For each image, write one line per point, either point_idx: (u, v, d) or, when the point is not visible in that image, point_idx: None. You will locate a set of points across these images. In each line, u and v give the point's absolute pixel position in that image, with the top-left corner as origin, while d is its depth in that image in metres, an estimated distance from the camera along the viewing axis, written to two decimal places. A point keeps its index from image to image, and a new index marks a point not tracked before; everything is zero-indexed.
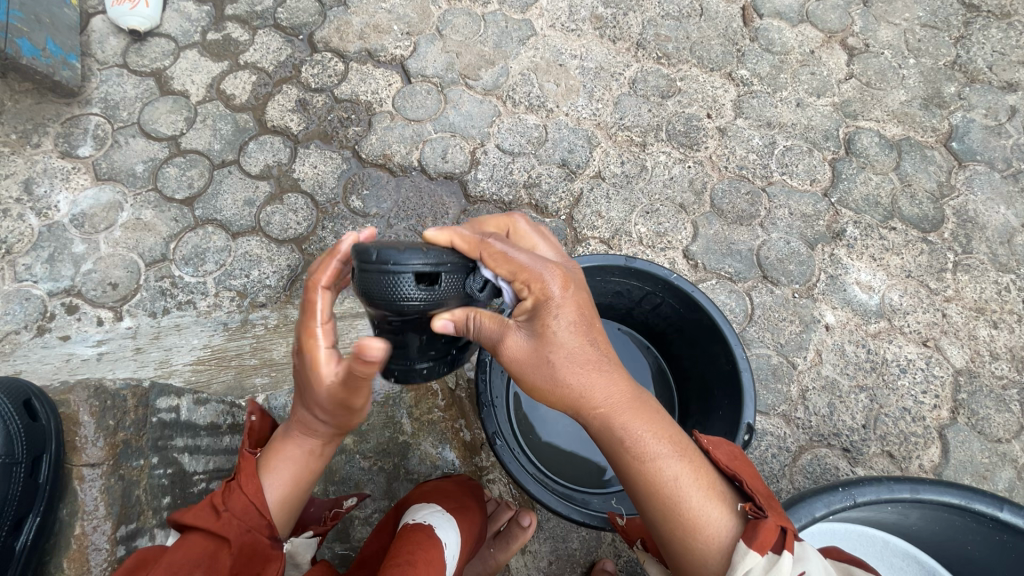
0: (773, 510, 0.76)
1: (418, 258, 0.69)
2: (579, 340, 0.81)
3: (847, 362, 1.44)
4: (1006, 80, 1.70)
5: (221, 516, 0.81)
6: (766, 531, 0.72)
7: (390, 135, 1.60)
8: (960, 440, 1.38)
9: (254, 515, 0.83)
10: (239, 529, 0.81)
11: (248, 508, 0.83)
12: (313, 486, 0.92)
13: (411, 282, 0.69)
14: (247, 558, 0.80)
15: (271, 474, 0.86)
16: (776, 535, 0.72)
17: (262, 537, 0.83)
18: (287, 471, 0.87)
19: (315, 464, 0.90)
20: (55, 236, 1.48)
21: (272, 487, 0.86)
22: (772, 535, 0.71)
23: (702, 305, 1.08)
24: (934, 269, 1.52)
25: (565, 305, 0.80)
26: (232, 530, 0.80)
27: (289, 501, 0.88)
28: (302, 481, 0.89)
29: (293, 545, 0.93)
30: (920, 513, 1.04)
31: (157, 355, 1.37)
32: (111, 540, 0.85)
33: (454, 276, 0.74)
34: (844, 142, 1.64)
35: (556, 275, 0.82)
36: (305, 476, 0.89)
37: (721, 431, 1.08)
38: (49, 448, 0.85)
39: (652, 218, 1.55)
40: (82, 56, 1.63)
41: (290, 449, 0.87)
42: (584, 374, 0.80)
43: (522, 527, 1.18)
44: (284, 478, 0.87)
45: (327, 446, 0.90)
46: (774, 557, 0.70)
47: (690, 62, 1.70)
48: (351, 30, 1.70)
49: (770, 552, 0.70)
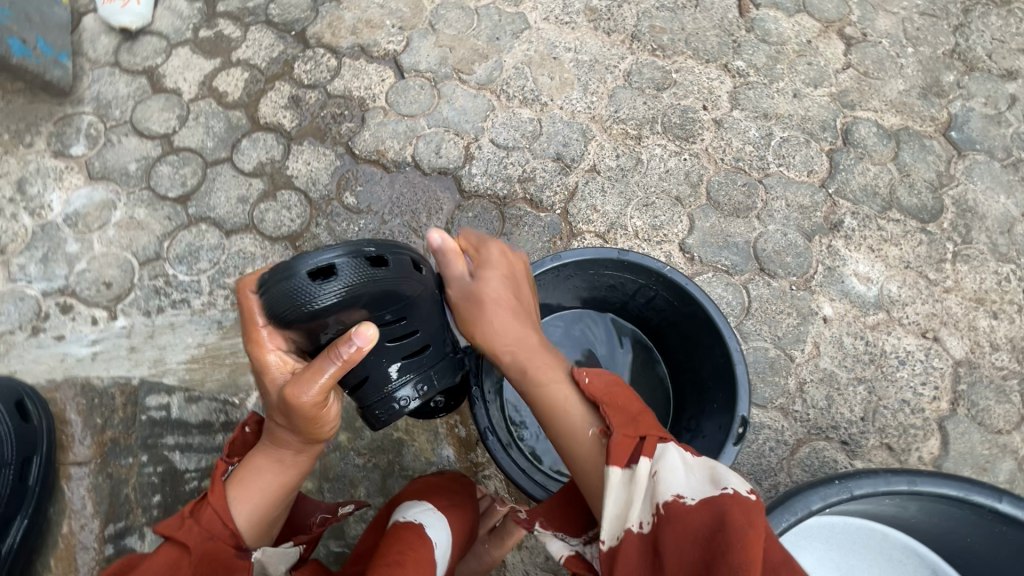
0: (637, 425, 0.83)
1: (307, 260, 0.77)
2: (521, 289, 1.02)
3: (846, 355, 1.43)
4: (1006, 68, 1.68)
5: (192, 522, 0.84)
6: (624, 446, 0.80)
7: (384, 130, 1.59)
8: (960, 431, 1.37)
9: (219, 524, 0.86)
10: (201, 537, 0.84)
11: (214, 517, 0.86)
12: (290, 500, 0.94)
13: (307, 283, 0.76)
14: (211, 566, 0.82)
15: (237, 489, 0.89)
16: (638, 443, 0.80)
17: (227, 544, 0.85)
18: (257, 491, 0.89)
19: (285, 477, 0.92)
20: (49, 235, 1.48)
21: (237, 502, 0.88)
22: (630, 445, 0.80)
23: (697, 298, 1.07)
24: (933, 260, 1.50)
25: (499, 273, 0.99)
26: (194, 538, 0.83)
27: (257, 515, 0.89)
28: (271, 493, 0.91)
29: (264, 554, 0.88)
30: (919, 505, 1.03)
31: (151, 354, 1.38)
32: (98, 539, 0.99)
33: (353, 263, 0.78)
34: (842, 132, 1.62)
35: (500, 249, 1.02)
36: (275, 490, 0.91)
37: (717, 424, 1.07)
38: (38, 450, 0.97)
39: (648, 211, 1.54)
40: (74, 55, 1.62)
41: (259, 459, 0.91)
42: (501, 318, 0.97)
43: (516, 523, 1.15)
44: (249, 491, 0.89)
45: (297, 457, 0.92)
46: (635, 465, 0.78)
47: (686, 54, 1.69)
48: (343, 25, 1.69)
49: (627, 463, 0.78)
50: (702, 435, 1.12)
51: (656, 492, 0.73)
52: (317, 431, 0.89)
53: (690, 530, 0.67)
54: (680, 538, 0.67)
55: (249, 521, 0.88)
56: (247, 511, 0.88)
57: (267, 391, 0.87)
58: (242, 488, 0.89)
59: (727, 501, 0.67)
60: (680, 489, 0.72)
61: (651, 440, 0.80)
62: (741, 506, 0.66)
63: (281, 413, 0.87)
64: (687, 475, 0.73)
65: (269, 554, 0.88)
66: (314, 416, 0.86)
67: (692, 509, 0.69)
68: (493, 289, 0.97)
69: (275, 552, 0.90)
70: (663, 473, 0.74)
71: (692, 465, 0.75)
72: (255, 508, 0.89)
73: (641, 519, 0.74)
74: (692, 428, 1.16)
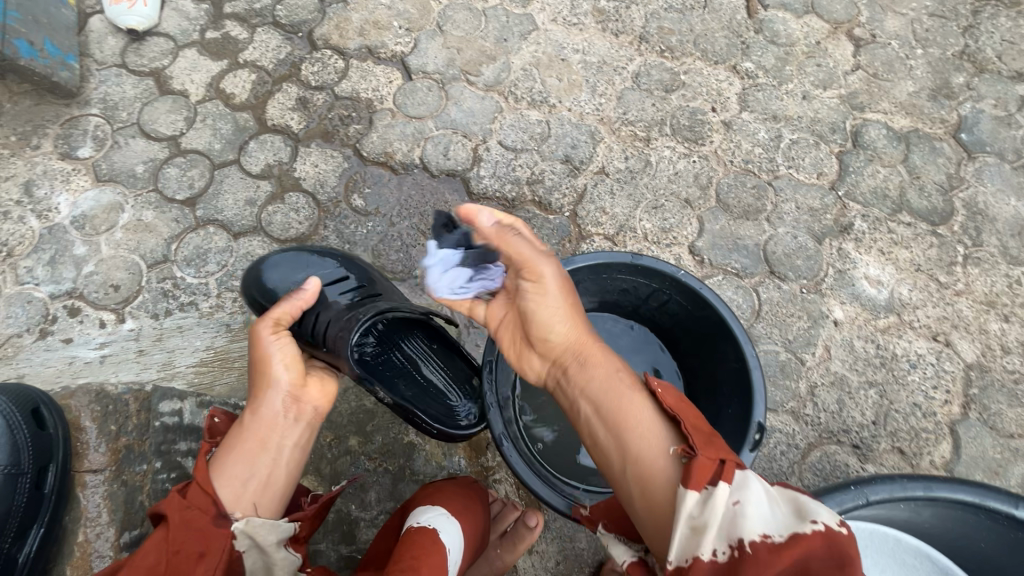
0: (713, 449, 0.83)
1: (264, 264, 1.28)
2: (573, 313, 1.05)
3: (857, 358, 1.42)
4: (1016, 70, 1.68)
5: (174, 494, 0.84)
6: (703, 469, 0.79)
7: (392, 132, 1.59)
8: (972, 435, 1.37)
9: (199, 494, 0.84)
10: (180, 507, 0.82)
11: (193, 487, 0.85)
12: (272, 458, 0.91)
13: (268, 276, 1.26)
14: (188, 536, 0.80)
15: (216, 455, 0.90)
16: (717, 468, 0.79)
17: (202, 514, 0.82)
18: (234, 449, 0.90)
19: (255, 430, 0.92)
20: (56, 237, 1.47)
21: (214, 464, 0.88)
22: (710, 468, 0.79)
23: (711, 303, 1.06)
24: (944, 263, 1.50)
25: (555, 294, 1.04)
26: (173, 511, 0.82)
27: (235, 475, 0.87)
28: (245, 449, 0.90)
29: (249, 525, 0.84)
30: (934, 511, 1.03)
31: (161, 357, 1.38)
32: (114, 547, 0.94)
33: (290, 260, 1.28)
34: (852, 134, 1.61)
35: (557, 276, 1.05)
36: (249, 445, 0.90)
37: (732, 429, 1.06)
38: (55, 458, 0.95)
39: (657, 213, 1.54)
40: (81, 57, 1.62)
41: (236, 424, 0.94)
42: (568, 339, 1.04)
43: (529, 528, 1.16)
44: (225, 452, 0.90)
45: (264, 408, 0.93)
46: (713, 490, 0.76)
47: (695, 55, 1.68)
48: (350, 27, 1.69)
49: (706, 485, 0.77)
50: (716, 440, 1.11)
51: (737, 526, 0.72)
52: (270, 372, 0.95)
53: (778, 569, 0.68)
54: (768, 573, 0.68)
55: (224, 483, 0.86)
56: (225, 473, 0.87)
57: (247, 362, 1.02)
58: (224, 449, 0.90)
59: (821, 538, 0.69)
60: (765, 526, 0.72)
61: (730, 465, 0.80)
62: (837, 543, 0.68)
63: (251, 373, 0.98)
64: (770, 509, 0.74)
65: (254, 526, 0.85)
66: (264, 356, 0.95)
67: (782, 546, 0.69)
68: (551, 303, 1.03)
69: (265, 524, 0.86)
70: (745, 504, 0.74)
71: (774, 498, 0.76)
72: (232, 469, 0.88)
73: (715, 547, 0.73)
74: None
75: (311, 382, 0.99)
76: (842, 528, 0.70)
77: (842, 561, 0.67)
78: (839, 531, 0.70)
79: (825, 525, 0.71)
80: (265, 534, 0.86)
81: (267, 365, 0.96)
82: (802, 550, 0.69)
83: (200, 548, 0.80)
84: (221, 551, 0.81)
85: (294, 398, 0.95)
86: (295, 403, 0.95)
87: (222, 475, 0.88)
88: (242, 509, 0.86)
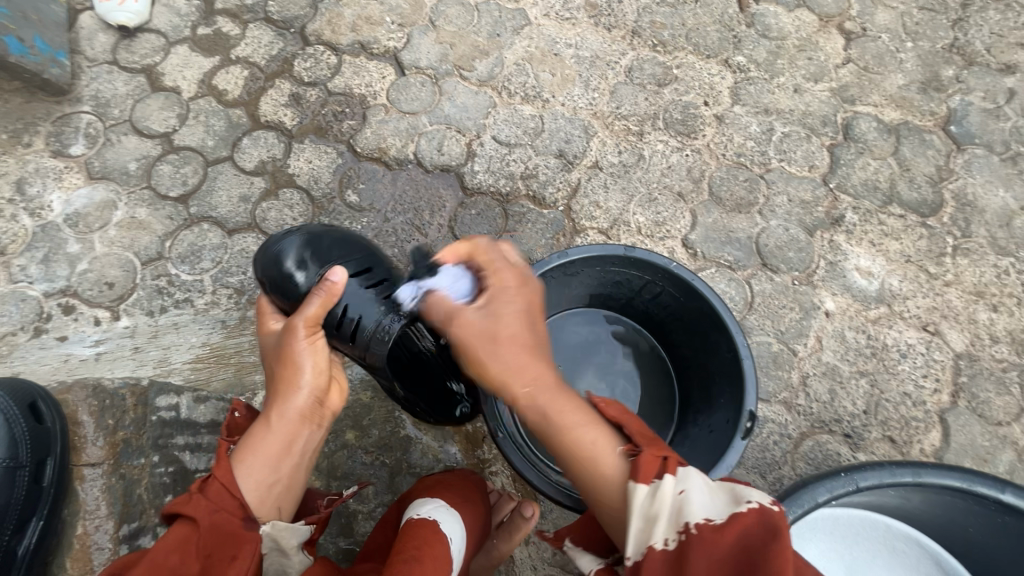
0: (655, 444, 0.79)
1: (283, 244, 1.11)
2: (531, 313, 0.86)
3: (848, 348, 1.44)
4: (1004, 62, 1.69)
5: (199, 495, 0.81)
6: (650, 464, 0.75)
7: (385, 127, 1.59)
8: (961, 423, 1.39)
9: (225, 496, 0.81)
10: (207, 509, 0.79)
11: (219, 489, 0.81)
12: (293, 463, 0.87)
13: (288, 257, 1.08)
14: (217, 539, 0.78)
15: (237, 454, 0.85)
16: (663, 462, 0.76)
17: (233, 517, 0.80)
18: (259, 451, 0.85)
19: (278, 432, 0.87)
20: (49, 236, 1.47)
21: (236, 464, 0.84)
22: (657, 463, 0.75)
23: (703, 294, 1.07)
24: (933, 254, 1.51)
25: (514, 295, 0.85)
26: (200, 511, 0.79)
27: (259, 479, 0.84)
28: (269, 452, 0.86)
29: (274, 527, 0.84)
30: (923, 497, 1.05)
31: (156, 353, 1.38)
32: (114, 540, 0.94)
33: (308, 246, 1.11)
34: (842, 127, 1.63)
35: (514, 272, 0.89)
36: (273, 450, 0.86)
37: (724, 417, 1.08)
38: (53, 452, 0.96)
39: (651, 207, 1.55)
40: (71, 53, 1.61)
41: (257, 423, 0.89)
42: (520, 347, 0.80)
43: (525, 518, 1.13)
44: (247, 452, 0.85)
45: (287, 412, 0.88)
46: (660, 482, 0.73)
47: (687, 49, 1.69)
48: (343, 22, 1.68)
49: (653, 479, 0.74)
50: (709, 429, 1.12)
51: (682, 513, 0.70)
52: (299, 375, 0.89)
53: (720, 552, 0.66)
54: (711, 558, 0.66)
55: (250, 486, 0.83)
56: (251, 475, 0.83)
57: (268, 356, 0.95)
58: (247, 449, 0.86)
59: (755, 516, 0.68)
60: (708, 511, 0.69)
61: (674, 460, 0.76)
62: (771, 520, 0.67)
63: (276, 371, 0.92)
64: (712, 498, 0.71)
65: (280, 529, 0.84)
66: (294, 358, 0.90)
67: (723, 527, 0.68)
68: (509, 306, 0.83)
69: (289, 527, 0.86)
70: (689, 492, 0.71)
71: (714, 487, 0.74)
72: (259, 472, 0.84)
73: (665, 537, 0.69)
74: (699, 421, 1.17)
75: (334, 386, 0.95)
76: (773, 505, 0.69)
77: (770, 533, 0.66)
78: (766, 507, 0.69)
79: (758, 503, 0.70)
80: (287, 537, 0.85)
81: (298, 367, 0.90)
82: (735, 530, 0.67)
83: (230, 552, 0.78)
84: (252, 556, 0.79)
85: (319, 401, 0.91)
86: (321, 407, 0.92)
87: (245, 476, 0.83)
88: (261, 515, 0.83)
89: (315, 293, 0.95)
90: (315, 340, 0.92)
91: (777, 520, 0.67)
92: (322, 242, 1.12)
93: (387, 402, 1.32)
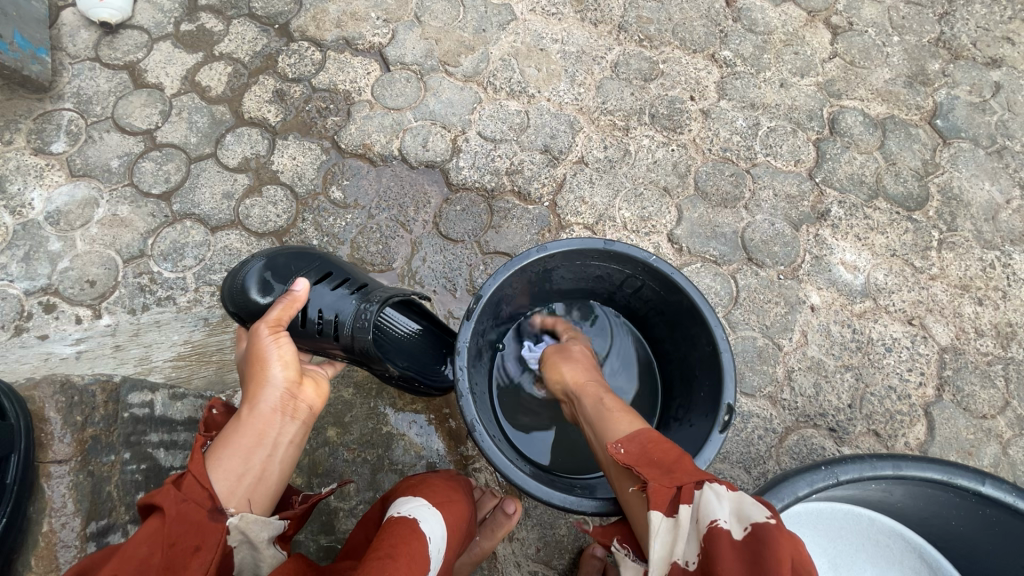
0: (672, 473, 0.81)
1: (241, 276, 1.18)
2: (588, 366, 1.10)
3: (833, 343, 1.43)
4: (991, 56, 1.69)
5: (170, 485, 0.81)
6: (659, 492, 0.80)
7: (370, 123, 1.58)
8: (946, 416, 1.39)
9: (194, 486, 0.82)
10: (175, 498, 0.80)
11: (190, 480, 0.82)
12: (263, 455, 0.89)
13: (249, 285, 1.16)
14: (183, 529, 0.78)
15: (211, 448, 0.88)
16: (674, 493, 0.79)
17: (199, 508, 0.80)
18: (231, 443, 0.88)
19: (246, 424, 0.90)
20: (30, 234, 1.46)
21: (208, 456, 0.86)
22: (666, 494, 0.79)
23: (682, 287, 1.07)
24: (919, 248, 1.51)
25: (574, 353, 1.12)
26: (168, 500, 0.80)
27: (227, 470, 0.85)
28: (239, 444, 0.88)
29: (242, 520, 0.83)
30: (905, 490, 1.04)
31: (136, 352, 1.37)
32: (81, 537, 0.94)
33: (264, 271, 1.19)
34: (829, 122, 1.62)
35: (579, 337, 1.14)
36: (243, 443, 0.88)
37: (704, 412, 1.07)
38: (17, 449, 0.90)
39: (636, 202, 1.54)
40: (53, 50, 1.59)
41: (233, 420, 0.92)
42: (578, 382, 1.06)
43: (507, 515, 1.17)
44: (219, 445, 0.88)
45: (255, 405, 0.92)
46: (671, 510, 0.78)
47: (673, 44, 1.68)
48: (328, 18, 1.67)
49: (661, 504, 0.79)
50: (689, 424, 1.12)
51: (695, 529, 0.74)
52: (268, 370, 0.95)
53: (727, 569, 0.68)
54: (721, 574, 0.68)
55: (220, 477, 0.84)
56: (221, 465, 0.85)
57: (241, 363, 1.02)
58: (221, 443, 0.88)
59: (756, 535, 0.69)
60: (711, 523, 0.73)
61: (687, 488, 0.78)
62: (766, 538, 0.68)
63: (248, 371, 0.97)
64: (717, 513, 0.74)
65: (249, 522, 0.83)
66: (262, 355, 0.96)
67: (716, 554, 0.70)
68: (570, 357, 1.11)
69: (257, 521, 0.85)
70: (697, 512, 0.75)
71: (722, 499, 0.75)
72: (228, 462, 0.86)
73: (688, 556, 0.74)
74: (680, 416, 1.16)
75: (308, 380, 0.99)
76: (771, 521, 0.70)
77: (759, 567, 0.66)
78: (768, 526, 0.70)
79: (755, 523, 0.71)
80: (257, 530, 0.85)
81: (265, 363, 0.95)
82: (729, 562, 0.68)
83: (194, 542, 0.78)
84: (215, 547, 0.79)
85: (292, 395, 0.95)
86: (292, 400, 0.95)
87: (216, 468, 0.85)
88: (230, 505, 0.83)
89: (282, 299, 1.04)
90: (275, 336, 0.98)
91: (774, 553, 0.66)
92: (280, 263, 1.21)
93: (369, 400, 1.32)
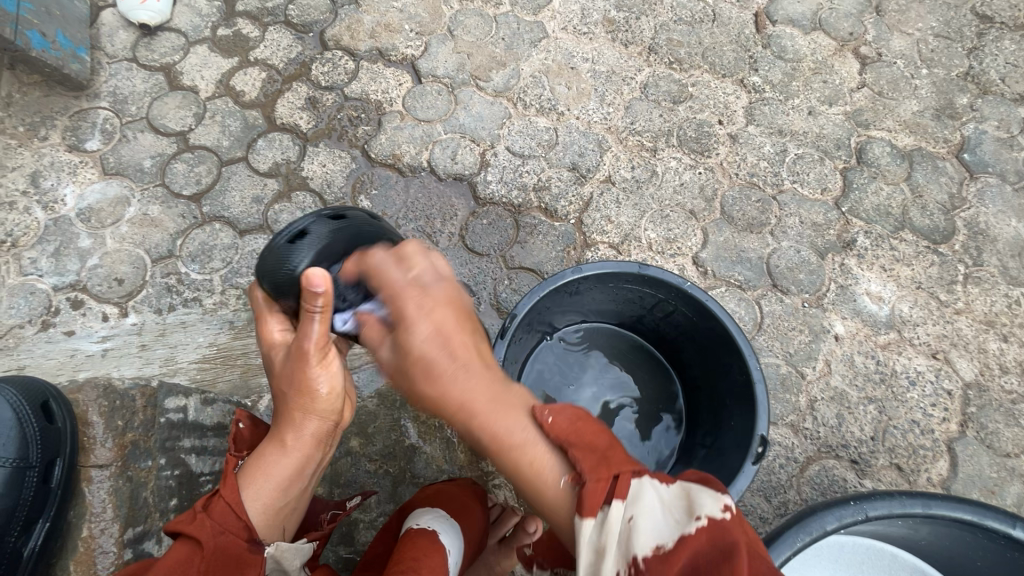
0: (605, 459, 0.68)
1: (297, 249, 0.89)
2: (446, 335, 0.81)
3: (856, 374, 1.43)
4: (1019, 93, 1.70)
5: (203, 516, 0.77)
6: (595, 494, 0.64)
7: (400, 135, 1.59)
8: (969, 453, 1.38)
9: (229, 516, 0.78)
10: (213, 532, 0.76)
11: (226, 511, 0.79)
12: (299, 487, 0.87)
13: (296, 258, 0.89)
14: (223, 562, 0.74)
15: (248, 476, 0.83)
16: (614, 484, 0.65)
17: (237, 541, 0.77)
18: (270, 472, 0.84)
19: (287, 457, 0.86)
20: (61, 230, 1.47)
21: (248, 485, 0.82)
22: (603, 489, 0.64)
23: (717, 316, 1.07)
24: (944, 281, 1.51)
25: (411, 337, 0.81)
26: (206, 533, 0.75)
27: (269, 504, 0.82)
28: (280, 477, 0.84)
29: (278, 549, 0.82)
30: (932, 529, 1.03)
31: (162, 352, 1.38)
32: (118, 543, 0.93)
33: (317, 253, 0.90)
34: (856, 151, 1.63)
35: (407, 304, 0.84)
36: (286, 476, 0.85)
37: (734, 442, 1.07)
38: (62, 452, 0.97)
39: (662, 223, 1.55)
40: (92, 49, 1.62)
41: (272, 443, 0.87)
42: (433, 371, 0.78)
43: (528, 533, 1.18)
44: (261, 475, 0.83)
45: (299, 436, 0.88)
46: (607, 511, 0.63)
47: (703, 67, 1.69)
48: (362, 28, 1.69)
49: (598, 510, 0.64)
50: (717, 452, 1.12)
51: (631, 543, 0.60)
52: (315, 400, 0.88)
53: None
54: None
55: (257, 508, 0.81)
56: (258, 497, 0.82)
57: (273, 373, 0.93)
58: (259, 467, 0.84)
59: (705, 537, 0.60)
60: (659, 536, 0.61)
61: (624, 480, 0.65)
62: (724, 535, 0.60)
63: (284, 388, 0.90)
64: (664, 517, 0.63)
65: (283, 550, 0.82)
66: (309, 383, 0.88)
67: (673, 554, 0.59)
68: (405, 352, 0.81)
69: (291, 548, 0.83)
70: (638, 518, 0.62)
71: (668, 501, 0.65)
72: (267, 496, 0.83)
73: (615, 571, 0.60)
74: (707, 444, 1.16)
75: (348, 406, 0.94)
76: (726, 513, 0.62)
77: (726, 556, 0.59)
78: (722, 523, 0.61)
79: (709, 516, 0.62)
80: (290, 558, 0.83)
81: (311, 389, 0.88)
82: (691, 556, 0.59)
83: None
84: None
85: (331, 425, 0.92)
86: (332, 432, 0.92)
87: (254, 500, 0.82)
88: (266, 538, 0.82)
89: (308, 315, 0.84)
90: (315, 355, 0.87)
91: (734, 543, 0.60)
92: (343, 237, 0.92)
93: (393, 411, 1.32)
